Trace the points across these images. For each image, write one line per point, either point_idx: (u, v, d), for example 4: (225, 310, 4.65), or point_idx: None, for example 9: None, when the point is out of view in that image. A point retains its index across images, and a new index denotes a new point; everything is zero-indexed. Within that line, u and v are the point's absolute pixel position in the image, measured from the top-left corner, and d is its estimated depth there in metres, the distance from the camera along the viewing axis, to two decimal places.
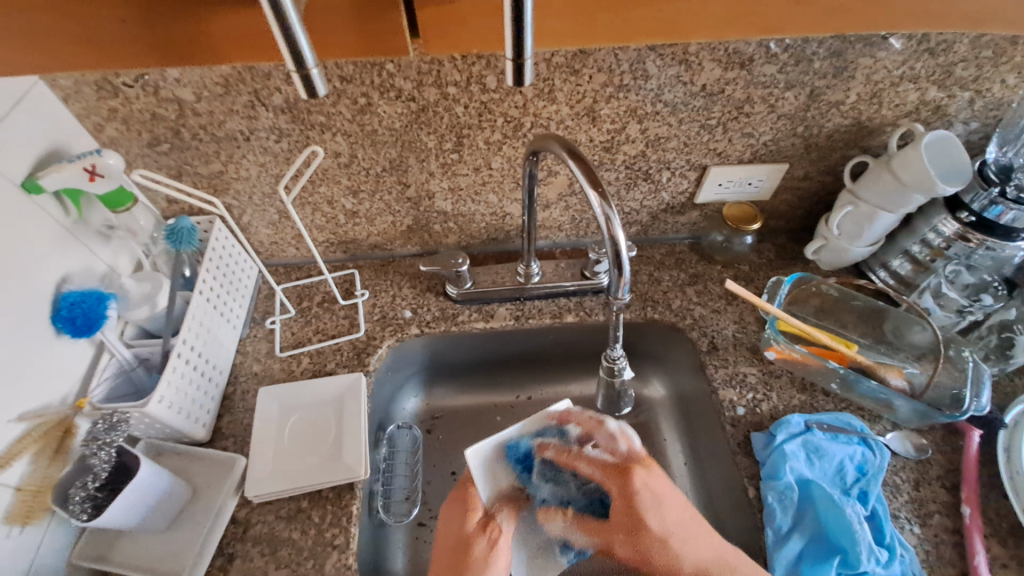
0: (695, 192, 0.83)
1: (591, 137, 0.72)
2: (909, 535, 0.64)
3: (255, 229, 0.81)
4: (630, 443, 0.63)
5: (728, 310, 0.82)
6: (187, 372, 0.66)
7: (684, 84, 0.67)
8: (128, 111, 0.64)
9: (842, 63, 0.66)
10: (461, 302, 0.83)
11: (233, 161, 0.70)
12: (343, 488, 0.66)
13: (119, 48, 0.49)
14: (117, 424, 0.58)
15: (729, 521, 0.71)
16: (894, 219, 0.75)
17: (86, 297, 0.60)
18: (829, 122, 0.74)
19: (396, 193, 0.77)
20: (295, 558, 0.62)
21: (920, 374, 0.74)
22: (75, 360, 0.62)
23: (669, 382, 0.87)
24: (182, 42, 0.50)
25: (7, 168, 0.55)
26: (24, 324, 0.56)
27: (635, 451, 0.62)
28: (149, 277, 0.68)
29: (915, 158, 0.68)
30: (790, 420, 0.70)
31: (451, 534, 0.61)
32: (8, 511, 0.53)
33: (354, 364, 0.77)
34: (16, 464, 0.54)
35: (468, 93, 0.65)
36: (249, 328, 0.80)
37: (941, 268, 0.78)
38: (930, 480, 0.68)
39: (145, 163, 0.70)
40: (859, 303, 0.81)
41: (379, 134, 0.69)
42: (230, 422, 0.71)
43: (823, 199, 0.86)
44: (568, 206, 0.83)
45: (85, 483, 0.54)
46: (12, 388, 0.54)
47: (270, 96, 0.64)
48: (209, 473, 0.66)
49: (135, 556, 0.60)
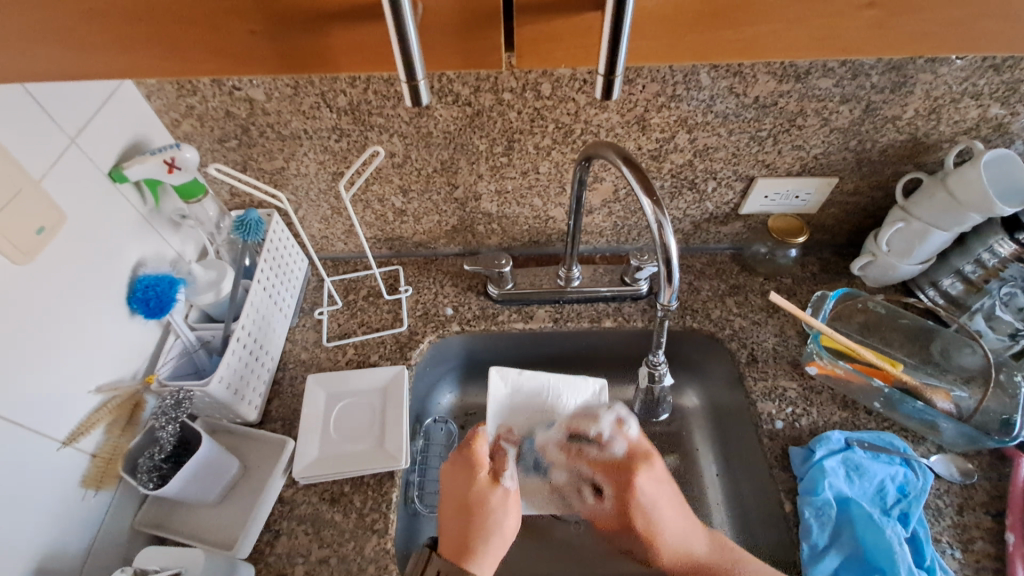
0: (740, 202, 0.83)
1: (640, 145, 0.73)
2: (950, 559, 0.62)
3: (308, 223, 0.84)
4: (628, 443, 0.70)
5: (769, 322, 0.82)
6: (245, 355, 0.69)
7: (737, 96, 0.67)
8: (204, 108, 0.68)
9: (901, 78, 0.65)
10: (501, 302, 0.85)
11: (295, 157, 0.74)
12: (384, 476, 0.69)
13: (247, 57, 0.45)
14: (182, 401, 0.61)
15: (762, 534, 0.71)
16: (947, 238, 0.74)
17: (159, 281, 0.64)
18: (884, 138, 0.73)
19: (444, 194, 0.80)
20: (338, 538, 0.65)
21: (969, 398, 0.72)
22: (146, 338, 0.66)
23: (703, 393, 0.87)
24: (304, 54, 0.46)
25: (97, 157, 0.60)
26: (104, 303, 0.60)
27: (634, 451, 0.69)
28: (214, 264, 0.72)
29: (974, 178, 0.66)
30: (830, 436, 0.69)
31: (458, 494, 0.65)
32: (84, 476, 0.58)
33: (396, 357, 0.79)
34: (92, 433, 0.58)
35: (523, 99, 0.67)
36: (298, 317, 0.84)
37: (994, 291, 0.75)
38: (975, 505, 0.66)
39: (214, 157, 0.74)
40: (906, 321, 0.80)
41: (434, 136, 0.72)
42: (279, 405, 0.75)
43: (871, 214, 0.85)
44: (611, 212, 0.84)
45: (153, 454, 0.59)
46: (93, 361, 0.59)
47: (335, 98, 0.67)
48: (260, 453, 0.70)
49: (190, 525, 0.64)
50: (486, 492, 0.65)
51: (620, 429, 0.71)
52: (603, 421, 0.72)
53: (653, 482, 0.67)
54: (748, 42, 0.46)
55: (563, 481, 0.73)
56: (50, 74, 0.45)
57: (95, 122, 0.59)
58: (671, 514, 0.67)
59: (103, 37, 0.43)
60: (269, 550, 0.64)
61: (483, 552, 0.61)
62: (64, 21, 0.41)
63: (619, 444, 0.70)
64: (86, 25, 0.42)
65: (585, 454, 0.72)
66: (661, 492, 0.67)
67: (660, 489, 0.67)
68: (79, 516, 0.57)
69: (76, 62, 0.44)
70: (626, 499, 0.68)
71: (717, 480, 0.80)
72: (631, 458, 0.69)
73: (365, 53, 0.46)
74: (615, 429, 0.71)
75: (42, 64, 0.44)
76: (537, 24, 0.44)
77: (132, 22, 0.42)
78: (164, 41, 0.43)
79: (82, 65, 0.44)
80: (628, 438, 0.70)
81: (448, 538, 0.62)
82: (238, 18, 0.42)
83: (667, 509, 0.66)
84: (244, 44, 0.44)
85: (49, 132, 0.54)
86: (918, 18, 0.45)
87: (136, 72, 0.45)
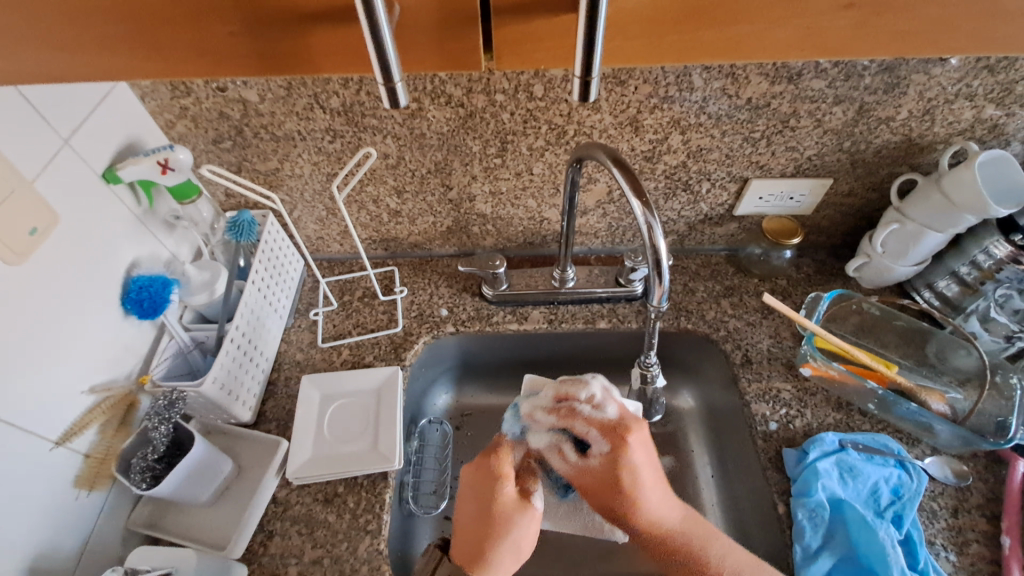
0: (735, 203, 0.82)
1: (633, 146, 0.73)
2: (944, 562, 0.62)
3: (303, 224, 0.84)
4: (619, 407, 0.63)
5: (764, 324, 0.82)
6: (238, 356, 0.70)
7: (729, 97, 0.67)
8: (198, 109, 0.68)
9: (894, 79, 0.65)
10: (496, 303, 0.85)
11: (289, 159, 0.74)
12: (377, 477, 0.69)
13: (232, 60, 0.45)
14: (175, 401, 0.61)
15: (756, 536, 0.71)
16: (943, 239, 0.73)
17: (153, 282, 0.64)
18: (878, 139, 0.73)
19: (439, 195, 0.80)
20: (331, 539, 0.65)
21: (964, 400, 0.72)
22: (139, 339, 0.66)
23: (698, 394, 0.87)
24: (287, 55, 0.46)
25: (90, 158, 0.60)
26: (98, 304, 0.60)
27: (625, 415, 0.62)
28: (208, 265, 0.72)
29: (968, 179, 0.66)
30: (824, 437, 0.69)
31: (476, 509, 0.60)
32: (77, 476, 0.58)
33: (391, 358, 0.79)
34: (86, 433, 0.59)
35: (515, 100, 0.67)
36: (294, 318, 0.84)
37: (989, 292, 0.75)
38: (970, 507, 0.66)
39: (209, 159, 0.74)
40: (901, 323, 0.80)
41: (427, 137, 0.72)
42: (274, 406, 0.75)
43: (867, 215, 0.85)
44: (605, 214, 0.84)
45: (146, 454, 0.59)
46: (86, 362, 0.59)
47: (329, 99, 0.67)
48: (254, 453, 0.70)
49: (183, 526, 0.64)
50: (511, 508, 0.60)
51: (609, 394, 0.63)
52: (591, 384, 0.64)
53: (642, 449, 0.60)
54: (732, 44, 0.47)
55: (542, 441, 0.64)
56: (37, 75, 0.45)
57: (88, 124, 0.59)
58: (657, 485, 0.61)
59: (87, 38, 0.43)
60: (262, 551, 0.64)
61: (500, 567, 0.56)
62: (49, 22, 0.42)
63: (611, 407, 0.62)
64: (73, 26, 0.42)
65: (580, 411, 0.63)
66: (648, 462, 0.61)
67: (645, 458, 0.61)
68: (71, 516, 0.57)
69: (63, 64, 0.44)
70: (618, 456, 0.60)
71: (711, 482, 0.80)
72: (623, 420, 0.62)
73: (346, 53, 0.46)
74: (602, 391, 0.64)
75: (32, 65, 0.44)
76: (519, 24, 0.44)
77: (113, 22, 0.42)
78: (149, 43, 0.44)
79: (70, 66, 0.45)
80: (620, 404, 0.63)
81: (461, 546, 0.58)
82: (220, 19, 0.43)
83: (651, 480, 0.60)
84: (226, 45, 0.44)
85: (42, 133, 0.54)
86: (903, 19, 0.45)
87: (122, 73, 0.46)
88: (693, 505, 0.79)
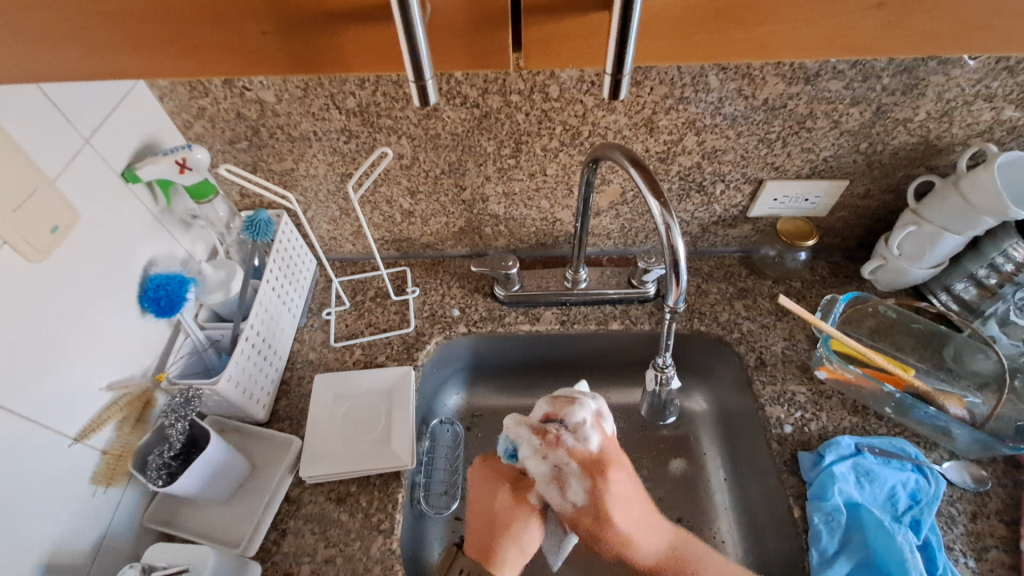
0: (749, 205, 0.82)
1: (647, 147, 0.73)
2: (964, 568, 0.61)
3: (317, 224, 0.85)
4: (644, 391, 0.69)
5: (778, 326, 0.81)
6: (253, 355, 0.70)
7: (745, 98, 0.67)
8: (215, 110, 0.69)
9: (913, 80, 0.65)
10: (508, 303, 0.85)
11: (304, 159, 0.75)
12: (390, 476, 0.69)
13: (261, 56, 0.45)
14: (192, 399, 0.61)
15: (771, 539, 0.70)
16: (960, 241, 0.73)
17: (170, 280, 0.65)
18: (896, 140, 0.72)
19: (452, 195, 0.80)
20: (344, 538, 0.65)
21: (982, 405, 0.71)
22: (156, 336, 0.67)
23: (711, 397, 0.86)
24: (315, 54, 0.46)
25: (111, 158, 0.61)
26: (116, 302, 0.61)
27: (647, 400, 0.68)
28: (224, 264, 0.72)
29: (987, 180, 0.66)
30: (841, 441, 0.69)
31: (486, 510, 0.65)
32: (94, 473, 0.58)
33: (403, 358, 0.80)
34: (103, 430, 0.59)
35: (530, 101, 0.68)
36: (306, 318, 0.84)
37: (1009, 295, 0.74)
38: (989, 513, 0.65)
39: (225, 159, 0.75)
40: (919, 326, 0.79)
41: (442, 138, 0.72)
42: (287, 405, 0.75)
43: (882, 217, 0.84)
44: (618, 215, 0.84)
45: (163, 452, 0.59)
46: (104, 359, 0.59)
47: (344, 100, 0.68)
48: (267, 452, 0.70)
49: (198, 522, 0.65)
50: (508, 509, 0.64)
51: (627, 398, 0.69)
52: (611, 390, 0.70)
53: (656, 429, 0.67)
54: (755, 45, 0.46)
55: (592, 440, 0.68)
56: (63, 73, 0.46)
57: (107, 123, 0.60)
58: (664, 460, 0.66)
59: (113, 37, 0.43)
60: (275, 549, 0.64)
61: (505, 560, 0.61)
62: (70, 18, 0.42)
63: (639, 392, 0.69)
64: (97, 27, 0.42)
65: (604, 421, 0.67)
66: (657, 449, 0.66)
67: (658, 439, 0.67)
68: (88, 513, 0.58)
69: (86, 62, 0.45)
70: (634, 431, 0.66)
71: (724, 486, 0.79)
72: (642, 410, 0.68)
73: (378, 46, 0.46)
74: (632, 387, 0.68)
75: (57, 63, 0.44)
76: (543, 24, 0.44)
77: (133, 19, 0.42)
78: (177, 42, 0.44)
79: (92, 64, 0.45)
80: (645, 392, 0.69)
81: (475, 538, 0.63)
82: (250, 20, 0.43)
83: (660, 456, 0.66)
84: (256, 43, 0.44)
85: (63, 132, 0.55)
86: (931, 19, 0.45)
87: (143, 73, 0.46)
88: (706, 507, 0.78)
